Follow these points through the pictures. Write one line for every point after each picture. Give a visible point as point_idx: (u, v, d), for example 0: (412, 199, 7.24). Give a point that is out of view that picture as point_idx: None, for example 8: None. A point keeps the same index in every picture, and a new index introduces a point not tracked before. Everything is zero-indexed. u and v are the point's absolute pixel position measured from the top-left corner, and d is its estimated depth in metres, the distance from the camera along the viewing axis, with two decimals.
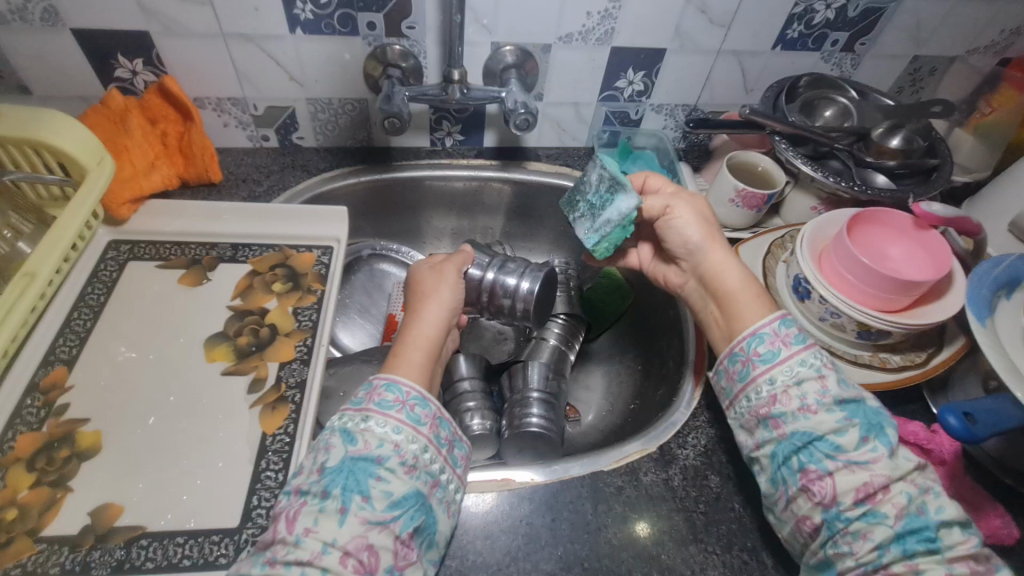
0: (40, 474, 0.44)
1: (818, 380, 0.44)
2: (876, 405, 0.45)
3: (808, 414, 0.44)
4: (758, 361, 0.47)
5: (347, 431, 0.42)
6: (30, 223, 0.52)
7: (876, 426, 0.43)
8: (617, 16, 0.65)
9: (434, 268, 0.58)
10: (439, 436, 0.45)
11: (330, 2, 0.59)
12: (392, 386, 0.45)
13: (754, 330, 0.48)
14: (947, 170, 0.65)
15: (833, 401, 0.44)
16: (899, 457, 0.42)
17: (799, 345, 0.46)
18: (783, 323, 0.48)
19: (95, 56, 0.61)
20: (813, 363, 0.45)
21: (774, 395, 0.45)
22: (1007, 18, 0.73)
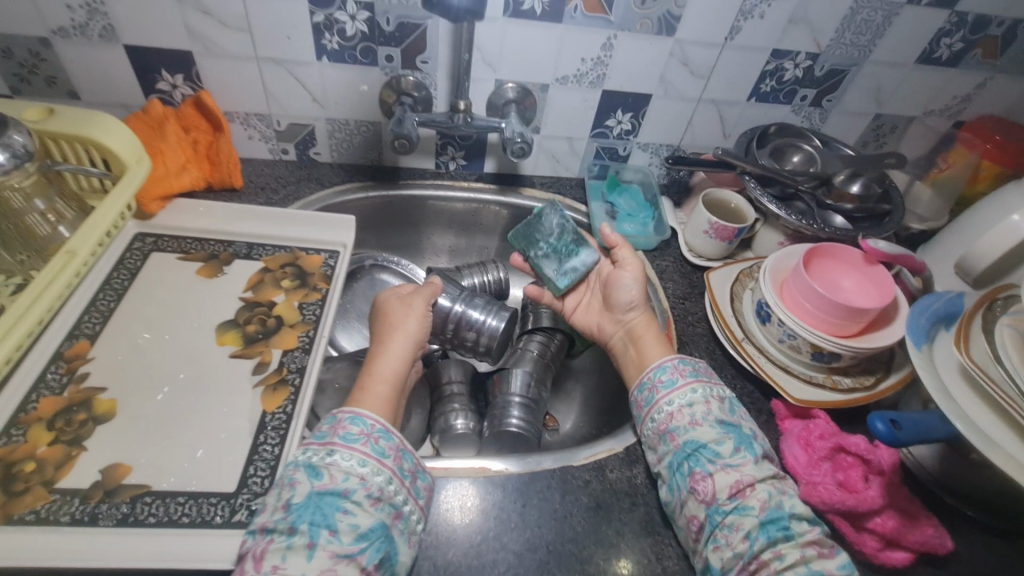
0: (59, 432, 0.49)
1: (705, 404, 0.53)
2: (750, 426, 0.53)
3: (695, 427, 0.52)
4: (661, 387, 0.56)
5: (312, 466, 0.46)
6: (71, 210, 0.58)
7: (747, 440, 0.51)
8: (608, 64, 0.74)
9: (404, 299, 0.64)
10: (403, 467, 0.49)
11: (355, 36, 0.67)
12: (355, 420, 0.49)
13: (659, 364, 0.58)
14: (898, 215, 0.72)
15: (715, 419, 0.52)
16: (763, 465, 0.50)
17: (692, 377, 0.56)
18: (681, 361, 0.57)
19: (142, 70, 0.68)
20: (702, 391, 0.54)
21: (671, 413, 0.54)
22: (957, 86, 0.82)
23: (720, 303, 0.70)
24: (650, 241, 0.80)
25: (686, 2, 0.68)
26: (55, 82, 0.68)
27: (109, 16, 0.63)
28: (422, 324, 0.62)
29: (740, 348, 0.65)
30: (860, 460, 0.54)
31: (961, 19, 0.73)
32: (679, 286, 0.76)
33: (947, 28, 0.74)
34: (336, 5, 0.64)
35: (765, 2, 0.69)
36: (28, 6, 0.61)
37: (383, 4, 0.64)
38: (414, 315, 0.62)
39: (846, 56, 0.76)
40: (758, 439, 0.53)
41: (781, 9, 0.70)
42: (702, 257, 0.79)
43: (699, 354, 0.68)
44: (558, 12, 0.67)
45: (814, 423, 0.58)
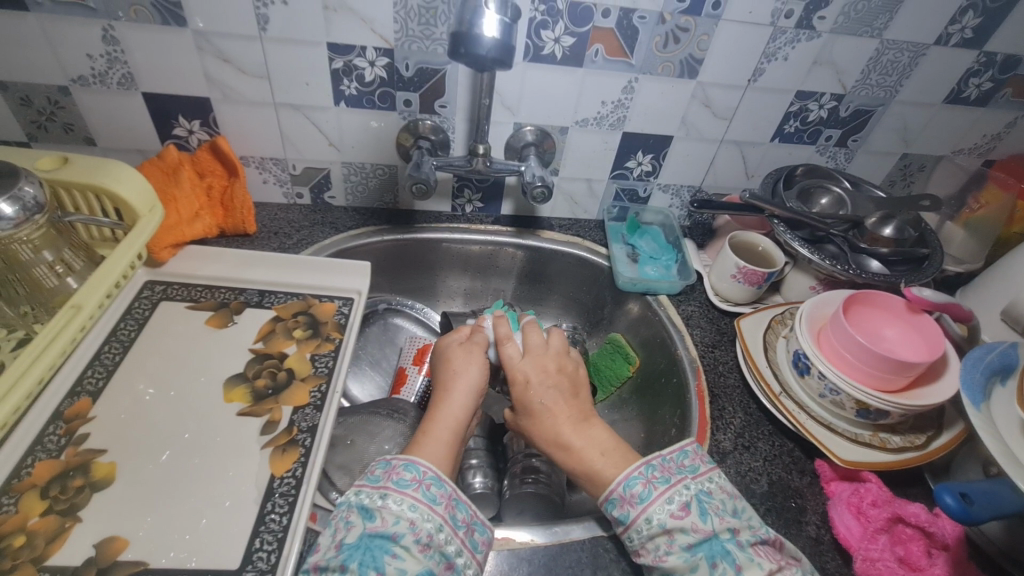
0: (52, 502, 0.46)
1: (665, 535, 0.46)
2: (726, 527, 0.45)
3: (663, 563, 0.45)
4: (618, 519, 0.48)
5: (365, 508, 0.44)
6: (80, 260, 0.56)
7: (722, 553, 0.44)
8: (628, 106, 0.72)
9: (464, 343, 0.61)
10: (455, 517, 0.46)
11: (373, 81, 0.66)
12: (409, 466, 0.47)
13: (608, 496, 0.49)
14: (938, 259, 0.69)
15: (680, 546, 0.45)
16: (751, 573, 0.43)
17: (643, 503, 0.47)
18: (627, 484, 0.49)
19: (159, 117, 0.68)
20: (658, 518, 0.46)
21: (639, 546, 0.47)
22: (987, 125, 0.80)
23: (753, 353, 0.66)
24: (674, 285, 0.77)
25: (708, 45, 0.67)
26: (72, 129, 0.67)
27: (128, 65, 0.62)
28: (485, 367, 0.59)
29: (778, 404, 0.61)
30: (919, 534, 0.51)
31: (990, 59, 0.71)
32: (706, 333, 0.73)
33: (976, 68, 0.72)
34: (355, 52, 0.63)
35: (789, 44, 0.68)
36: (48, 56, 0.60)
37: (403, 49, 0.64)
38: (476, 357, 0.59)
39: (872, 96, 0.75)
40: (740, 538, 0.45)
41: (806, 50, 0.69)
42: (729, 302, 0.76)
43: (733, 408, 0.64)
44: (578, 56, 0.66)
45: (864, 487, 0.54)
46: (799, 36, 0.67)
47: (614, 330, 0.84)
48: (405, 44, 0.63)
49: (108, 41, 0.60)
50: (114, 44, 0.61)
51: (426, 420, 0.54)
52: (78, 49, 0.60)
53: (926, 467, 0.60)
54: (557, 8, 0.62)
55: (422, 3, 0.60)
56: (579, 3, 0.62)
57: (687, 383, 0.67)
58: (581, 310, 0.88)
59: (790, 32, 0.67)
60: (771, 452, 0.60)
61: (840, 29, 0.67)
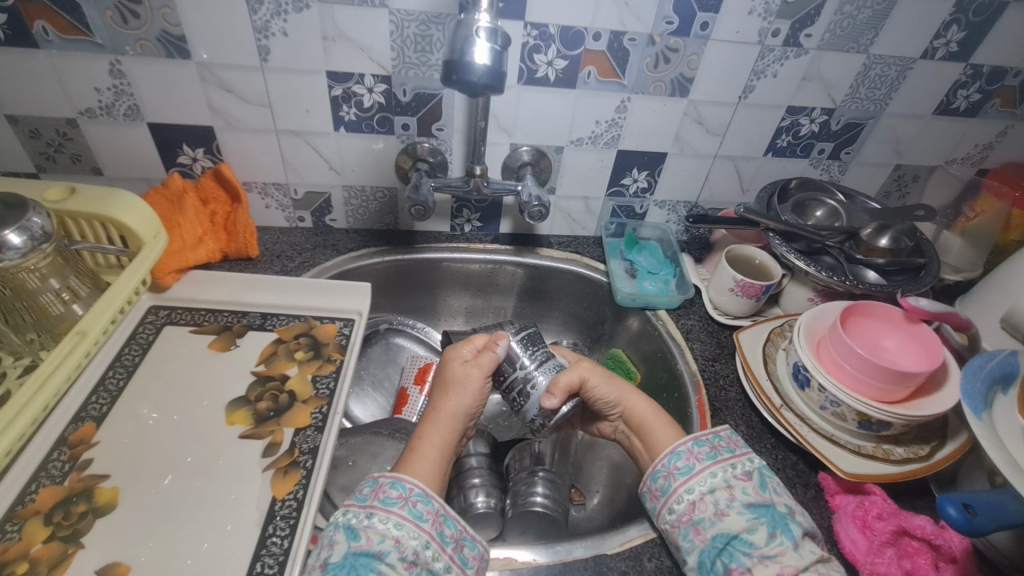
0: (56, 528, 0.46)
1: (727, 489, 0.48)
2: (785, 502, 0.48)
3: (721, 517, 0.47)
4: (677, 475, 0.51)
5: (350, 528, 0.44)
6: (86, 287, 0.57)
7: (781, 523, 0.46)
8: (622, 125, 0.74)
9: (467, 363, 0.59)
10: (443, 533, 0.46)
11: (372, 107, 0.68)
12: (396, 483, 0.47)
13: (672, 449, 0.53)
14: (934, 268, 0.69)
15: (742, 504, 0.47)
16: (805, 550, 0.45)
17: (711, 460, 0.51)
18: (697, 443, 0.52)
19: (165, 146, 0.69)
20: (722, 474, 0.49)
21: (692, 503, 0.49)
22: (978, 135, 0.80)
23: (752, 366, 0.66)
24: (672, 299, 0.78)
25: (698, 64, 0.68)
26: (80, 159, 0.69)
27: (135, 96, 0.64)
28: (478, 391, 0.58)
29: (779, 416, 0.61)
30: (926, 546, 0.51)
31: (977, 71, 0.73)
32: (706, 346, 0.73)
33: (963, 80, 0.73)
34: (354, 79, 0.65)
35: (778, 61, 0.69)
36: (57, 90, 0.62)
37: (400, 76, 0.66)
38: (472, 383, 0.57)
39: (862, 110, 0.76)
40: (797, 516, 0.48)
41: (794, 67, 0.70)
42: (728, 315, 0.76)
43: (735, 421, 0.64)
44: (571, 78, 0.68)
45: (869, 500, 0.54)
46: (787, 53, 0.69)
47: (615, 345, 0.85)
48: (403, 70, 0.65)
49: (115, 74, 0.62)
50: (121, 77, 0.63)
51: (415, 438, 0.55)
52: (86, 82, 0.62)
53: (932, 478, 0.59)
54: (550, 33, 0.64)
55: (418, 32, 0.62)
56: (571, 27, 0.64)
57: (688, 398, 0.67)
58: (581, 325, 0.89)
59: (778, 50, 0.68)
60: (774, 466, 0.60)
61: (827, 46, 0.69)
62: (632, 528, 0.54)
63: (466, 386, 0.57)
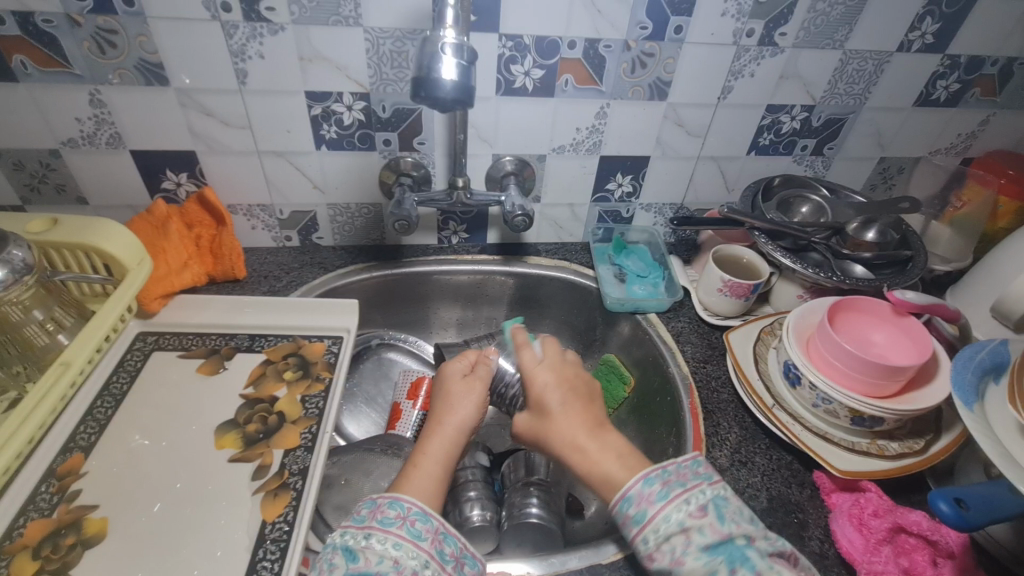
0: (44, 562, 0.45)
1: (682, 534, 0.44)
2: (743, 531, 0.44)
3: (680, 566, 0.43)
4: (633, 521, 0.46)
5: (348, 550, 0.44)
6: (70, 317, 0.57)
7: (742, 558, 0.43)
8: (603, 131, 0.74)
9: (467, 377, 0.61)
10: (443, 552, 0.45)
11: (352, 124, 0.68)
12: (394, 503, 0.47)
13: (624, 492, 0.48)
14: (922, 260, 0.69)
15: (698, 548, 0.43)
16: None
17: (663, 500, 0.46)
18: (645, 483, 0.47)
19: (148, 172, 0.70)
20: (676, 517, 0.45)
21: (651, 552, 0.45)
22: (960, 125, 0.81)
23: (743, 365, 0.66)
24: (662, 302, 0.78)
25: (675, 67, 0.69)
26: (64, 190, 0.69)
27: (116, 125, 0.65)
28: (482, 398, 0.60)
29: (772, 416, 0.60)
30: (924, 542, 0.50)
31: (954, 61, 0.73)
32: (697, 348, 0.73)
33: (941, 71, 0.74)
34: (332, 98, 0.66)
35: (754, 61, 0.70)
36: (38, 123, 0.63)
37: (378, 92, 0.66)
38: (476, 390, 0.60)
39: (843, 105, 0.76)
40: (757, 543, 0.44)
41: (771, 66, 0.70)
42: (718, 316, 0.76)
43: (728, 423, 0.63)
44: (549, 86, 0.68)
45: (865, 498, 0.53)
46: (763, 53, 0.69)
47: (608, 351, 0.84)
48: (380, 87, 0.66)
49: (95, 104, 0.63)
50: (101, 107, 0.63)
51: (416, 453, 0.54)
52: (67, 113, 0.63)
53: (929, 472, 0.59)
54: (525, 43, 0.64)
55: (393, 49, 0.63)
56: (545, 37, 0.64)
57: (680, 401, 0.67)
58: (573, 332, 0.89)
59: (754, 50, 0.68)
60: (769, 466, 0.59)
61: (802, 44, 0.69)
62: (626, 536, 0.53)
63: (470, 394, 0.59)
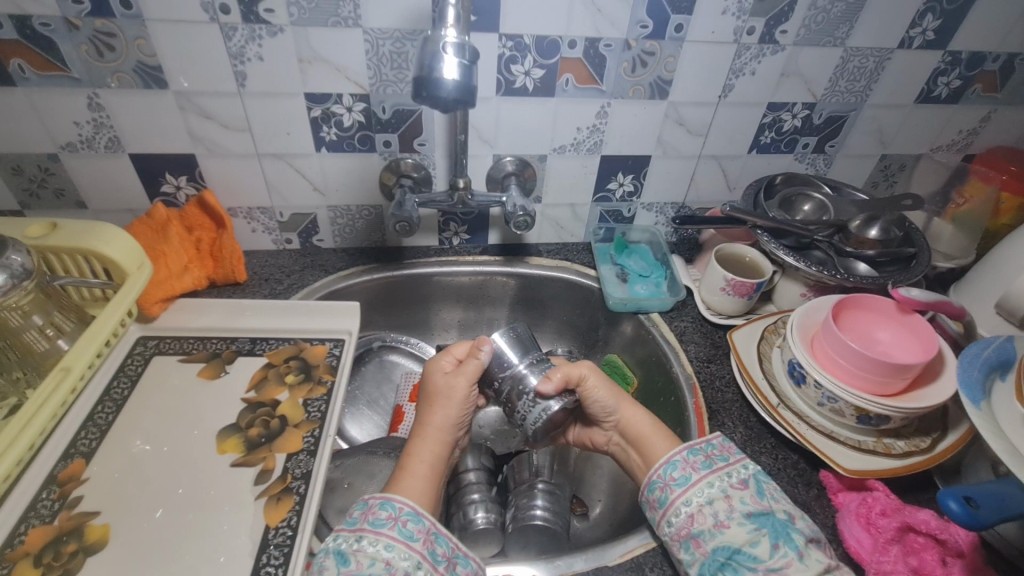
0: (45, 569, 0.45)
1: (725, 500, 0.48)
2: (785, 508, 0.48)
3: (722, 529, 0.47)
4: (674, 485, 0.51)
5: (341, 553, 0.44)
6: (70, 322, 0.57)
7: (783, 531, 0.46)
8: (604, 130, 0.74)
9: (450, 374, 0.58)
10: (435, 552, 0.46)
11: (352, 126, 0.68)
12: (385, 504, 0.47)
13: (668, 459, 0.53)
14: (926, 257, 0.68)
15: (742, 514, 0.47)
16: (810, 558, 0.45)
17: (706, 469, 0.51)
18: (691, 452, 0.53)
19: (147, 176, 0.69)
20: (719, 485, 0.49)
21: (691, 515, 0.49)
22: (961, 121, 0.80)
23: (747, 364, 0.65)
24: (665, 302, 0.77)
25: (675, 66, 0.69)
26: (63, 195, 0.69)
27: (115, 129, 0.64)
28: (463, 397, 0.57)
29: (777, 415, 0.60)
30: (932, 541, 0.50)
31: (955, 58, 0.73)
32: (701, 348, 0.73)
33: (942, 67, 0.73)
34: (332, 99, 0.65)
35: (755, 59, 0.69)
36: (37, 127, 0.63)
37: (378, 94, 0.66)
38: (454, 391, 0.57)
39: (844, 102, 0.76)
40: (797, 523, 0.47)
41: (771, 64, 0.70)
42: (721, 315, 0.76)
43: (733, 423, 0.63)
44: (550, 86, 0.68)
45: (871, 497, 0.53)
46: (764, 51, 0.69)
47: (610, 351, 0.84)
48: (380, 88, 0.65)
49: (94, 108, 0.62)
50: (99, 111, 0.63)
51: (404, 455, 0.55)
52: (66, 117, 0.62)
53: (935, 470, 0.58)
54: (525, 43, 0.64)
55: (393, 49, 0.62)
56: (545, 37, 0.64)
57: (684, 401, 0.67)
58: (576, 333, 0.88)
59: (754, 48, 0.68)
60: (774, 466, 0.59)
61: (803, 42, 0.69)
62: (633, 537, 0.53)
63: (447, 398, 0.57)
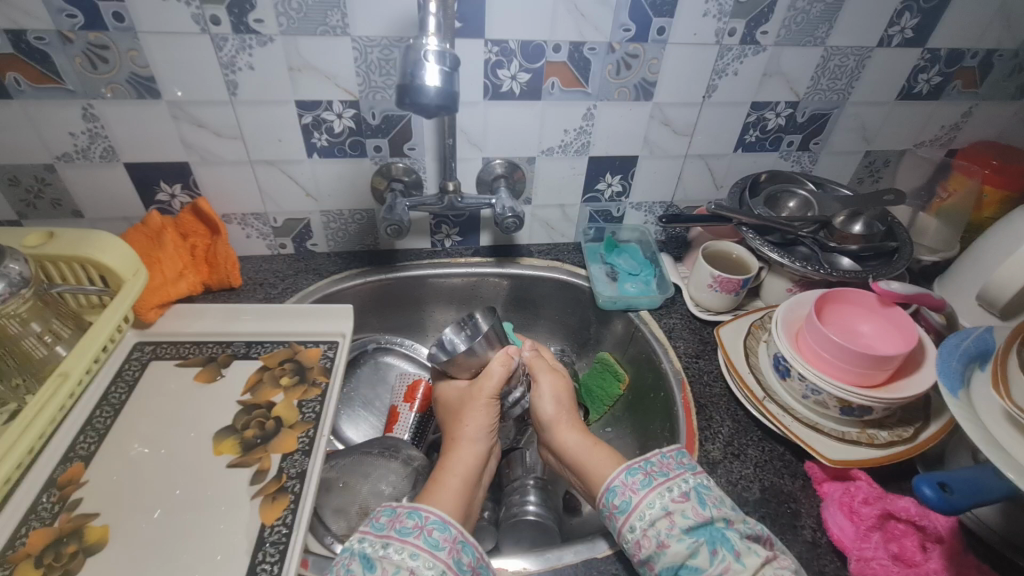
0: (47, 569, 0.46)
1: (666, 518, 0.48)
2: (723, 514, 0.48)
3: (665, 549, 0.47)
4: (618, 512, 0.51)
5: (366, 558, 0.45)
6: (68, 328, 0.58)
7: (720, 537, 0.47)
8: (591, 132, 0.75)
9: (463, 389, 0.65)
10: (461, 561, 0.46)
11: (343, 132, 0.69)
12: (413, 513, 0.48)
13: (608, 485, 0.53)
14: (908, 251, 0.70)
15: (681, 530, 0.47)
16: (748, 556, 0.45)
17: (646, 489, 0.50)
18: (628, 474, 0.52)
19: (142, 184, 0.71)
20: (659, 503, 0.49)
21: (638, 541, 0.48)
22: (943, 117, 0.82)
23: (734, 359, 0.67)
24: (654, 300, 0.78)
25: (659, 68, 0.70)
26: (60, 204, 0.70)
27: (109, 139, 0.66)
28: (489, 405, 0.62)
29: (762, 408, 0.61)
30: (912, 528, 0.51)
31: (934, 55, 0.74)
32: (689, 344, 0.74)
33: (922, 64, 0.75)
34: (322, 106, 0.67)
35: (737, 60, 0.71)
36: (33, 138, 0.64)
37: (368, 100, 0.67)
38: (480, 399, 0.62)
39: (826, 100, 0.77)
40: (735, 525, 0.48)
41: (754, 64, 0.71)
42: (710, 311, 0.77)
43: (721, 417, 0.64)
44: (536, 90, 0.69)
45: (854, 486, 0.54)
46: (745, 51, 0.70)
47: (602, 349, 0.85)
48: (369, 94, 0.67)
49: (88, 118, 0.64)
50: (94, 121, 0.64)
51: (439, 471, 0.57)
52: (61, 128, 0.64)
53: (918, 459, 0.59)
54: (511, 48, 0.65)
55: (381, 56, 0.64)
56: (530, 42, 0.65)
57: (672, 396, 0.68)
58: (568, 332, 0.90)
59: (736, 49, 0.70)
60: (761, 457, 0.60)
61: (784, 42, 0.70)
62: None
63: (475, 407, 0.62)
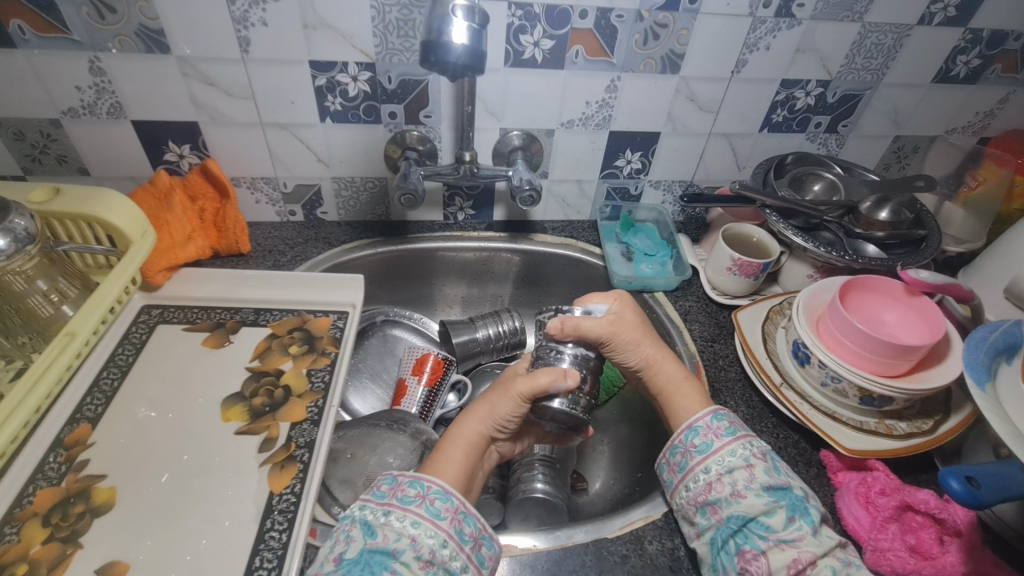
0: (54, 529, 0.46)
1: (746, 469, 0.49)
2: (801, 485, 0.49)
3: (739, 498, 0.47)
4: (695, 452, 0.51)
5: (367, 525, 0.45)
6: (74, 288, 0.57)
7: (800, 506, 0.47)
8: (613, 105, 0.72)
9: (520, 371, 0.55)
10: (462, 531, 0.45)
11: (357, 96, 0.67)
12: (415, 482, 0.47)
13: (690, 424, 0.53)
14: (936, 241, 0.68)
15: (760, 486, 0.48)
16: (822, 535, 0.46)
17: (729, 436, 0.51)
18: (715, 417, 0.53)
19: (150, 144, 0.69)
20: (741, 453, 0.50)
21: (709, 482, 0.49)
22: (978, 102, 0.79)
23: (751, 344, 0.65)
24: (671, 281, 0.76)
25: (689, 39, 0.67)
26: (65, 160, 0.69)
27: (116, 94, 0.63)
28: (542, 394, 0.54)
29: (780, 395, 0.60)
30: (930, 521, 0.50)
31: (977, 36, 0.71)
32: (705, 327, 0.73)
33: (963, 45, 0.71)
34: (337, 68, 0.64)
35: (770, 33, 0.67)
36: (38, 92, 0.62)
37: (384, 63, 0.64)
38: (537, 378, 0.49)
39: (859, 80, 0.74)
40: (812, 500, 0.48)
41: (787, 39, 0.68)
42: (726, 295, 0.75)
43: (735, 402, 0.63)
44: (559, 58, 0.67)
45: (871, 476, 0.54)
46: (780, 25, 0.67)
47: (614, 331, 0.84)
48: (386, 57, 0.64)
49: (95, 72, 0.61)
50: (101, 75, 0.62)
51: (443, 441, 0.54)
52: (67, 82, 0.61)
53: (936, 451, 0.58)
54: (535, 12, 0.62)
55: (399, 16, 0.61)
56: (556, 6, 0.62)
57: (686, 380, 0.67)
58: None
59: (770, 22, 0.66)
60: (775, 445, 0.59)
61: (820, 16, 0.67)
62: (633, 511, 0.54)
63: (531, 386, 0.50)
